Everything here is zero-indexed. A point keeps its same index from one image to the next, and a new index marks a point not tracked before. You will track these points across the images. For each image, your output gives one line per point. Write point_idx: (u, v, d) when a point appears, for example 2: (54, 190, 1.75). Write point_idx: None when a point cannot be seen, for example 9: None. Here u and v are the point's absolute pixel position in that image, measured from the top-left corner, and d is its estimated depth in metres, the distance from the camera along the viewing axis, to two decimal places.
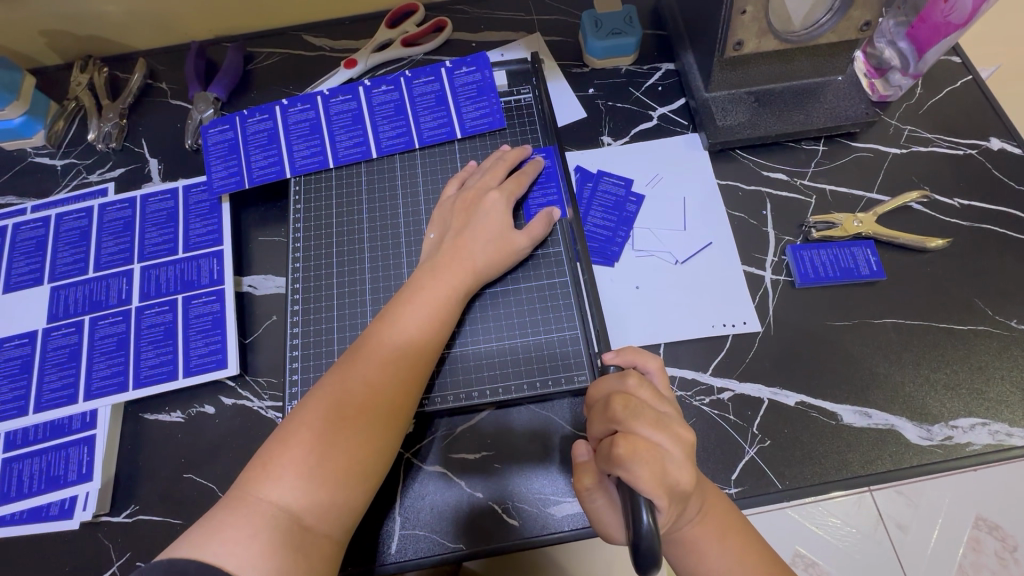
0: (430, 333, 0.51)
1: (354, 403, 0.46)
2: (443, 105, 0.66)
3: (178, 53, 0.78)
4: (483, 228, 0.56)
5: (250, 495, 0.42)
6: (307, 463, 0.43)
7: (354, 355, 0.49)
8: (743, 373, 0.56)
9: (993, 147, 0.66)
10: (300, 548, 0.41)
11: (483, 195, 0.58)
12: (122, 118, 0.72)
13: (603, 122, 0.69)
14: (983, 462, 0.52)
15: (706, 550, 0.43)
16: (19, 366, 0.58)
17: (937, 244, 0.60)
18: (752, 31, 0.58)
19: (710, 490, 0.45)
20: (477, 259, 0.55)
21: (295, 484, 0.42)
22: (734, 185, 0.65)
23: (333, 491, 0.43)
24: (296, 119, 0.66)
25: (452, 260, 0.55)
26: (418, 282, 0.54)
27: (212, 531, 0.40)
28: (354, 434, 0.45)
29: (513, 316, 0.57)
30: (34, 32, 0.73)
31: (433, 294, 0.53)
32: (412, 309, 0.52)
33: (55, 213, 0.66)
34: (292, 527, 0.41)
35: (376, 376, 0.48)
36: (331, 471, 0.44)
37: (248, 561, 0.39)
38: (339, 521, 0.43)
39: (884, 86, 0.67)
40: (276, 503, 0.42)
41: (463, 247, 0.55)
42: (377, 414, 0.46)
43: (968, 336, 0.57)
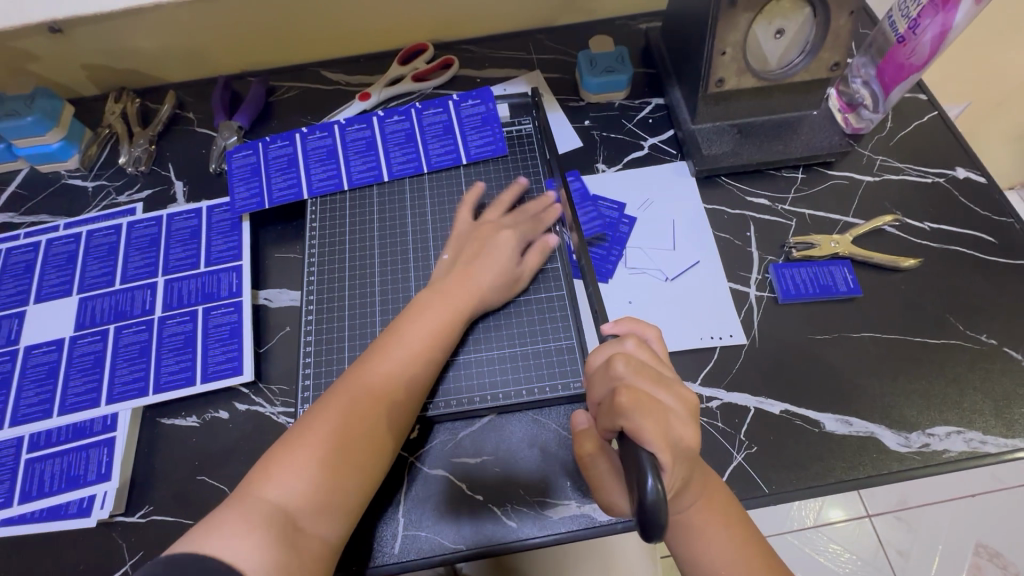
0: (430, 353, 0.55)
1: (358, 413, 0.50)
2: (450, 134, 0.71)
3: (206, 86, 0.84)
4: (494, 260, 0.60)
5: (250, 493, 0.45)
6: (309, 467, 0.46)
7: (359, 367, 0.53)
8: (729, 383, 0.60)
9: (958, 176, 0.71)
10: (294, 547, 0.43)
11: (496, 232, 0.62)
12: (152, 143, 0.78)
13: (597, 151, 0.75)
14: (959, 468, 0.54)
15: (706, 536, 0.44)
16: (45, 372, 0.61)
17: (909, 264, 0.64)
18: (732, 69, 0.64)
19: (712, 477, 0.46)
20: (482, 288, 0.59)
21: (294, 486, 0.45)
22: (719, 209, 0.70)
23: (330, 495, 0.46)
24: (315, 145, 0.72)
25: (459, 286, 0.58)
26: (421, 303, 0.57)
27: (212, 526, 0.42)
28: (355, 443, 0.48)
29: (519, 331, 0.61)
30: (75, 65, 0.79)
31: (436, 316, 0.56)
32: (416, 328, 0.55)
33: (86, 229, 0.70)
34: (286, 526, 0.43)
35: (378, 390, 0.51)
36: (331, 476, 0.47)
37: (246, 552, 0.41)
38: (333, 525, 0.46)
39: (856, 120, 0.72)
40: (275, 502, 0.44)
41: (470, 274, 0.59)
42: (377, 425, 0.50)
43: (940, 349, 0.60)
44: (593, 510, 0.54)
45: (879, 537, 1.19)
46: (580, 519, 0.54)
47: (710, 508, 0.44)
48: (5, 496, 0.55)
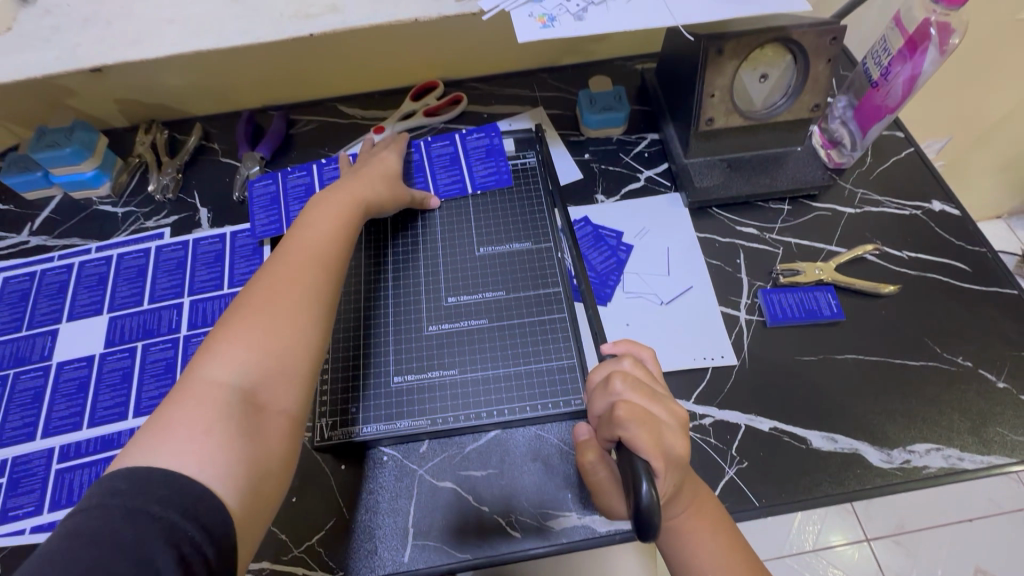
0: (337, 235, 0.58)
1: (282, 288, 0.51)
2: (457, 167, 0.77)
3: (230, 119, 0.90)
4: (377, 171, 0.69)
5: (192, 387, 0.44)
6: (244, 346, 0.47)
7: (271, 261, 0.54)
8: (722, 401, 0.63)
9: (934, 209, 0.76)
10: (251, 425, 0.44)
11: (376, 156, 0.72)
12: (179, 172, 0.83)
13: (597, 183, 0.80)
14: (939, 483, 0.58)
15: (697, 543, 0.47)
16: (76, 387, 0.65)
17: (888, 290, 0.68)
18: (721, 110, 0.70)
19: (701, 489, 0.49)
20: (376, 192, 0.66)
21: (233, 366, 0.46)
22: (711, 238, 0.75)
23: (276, 366, 0.47)
24: (331, 175, 0.76)
25: (353, 186, 0.65)
26: (321, 201, 0.62)
27: (161, 433, 0.41)
28: (284, 316, 0.49)
29: (496, 340, 0.65)
30: (111, 100, 0.85)
31: (330, 205, 0.62)
32: (317, 220, 0.59)
33: (117, 252, 0.75)
34: (247, 404, 0.45)
35: (293, 271, 0.53)
36: (272, 349, 0.48)
37: (206, 456, 0.41)
38: (290, 396, 0.47)
39: (838, 155, 0.78)
40: (219, 385, 0.45)
41: (365, 176, 0.67)
42: (306, 299, 0.51)
43: (919, 370, 0.64)
44: (594, 521, 0.57)
45: (879, 561, 1.20)
46: (581, 530, 0.57)
47: (701, 517, 0.48)
48: (35, 504, 0.58)
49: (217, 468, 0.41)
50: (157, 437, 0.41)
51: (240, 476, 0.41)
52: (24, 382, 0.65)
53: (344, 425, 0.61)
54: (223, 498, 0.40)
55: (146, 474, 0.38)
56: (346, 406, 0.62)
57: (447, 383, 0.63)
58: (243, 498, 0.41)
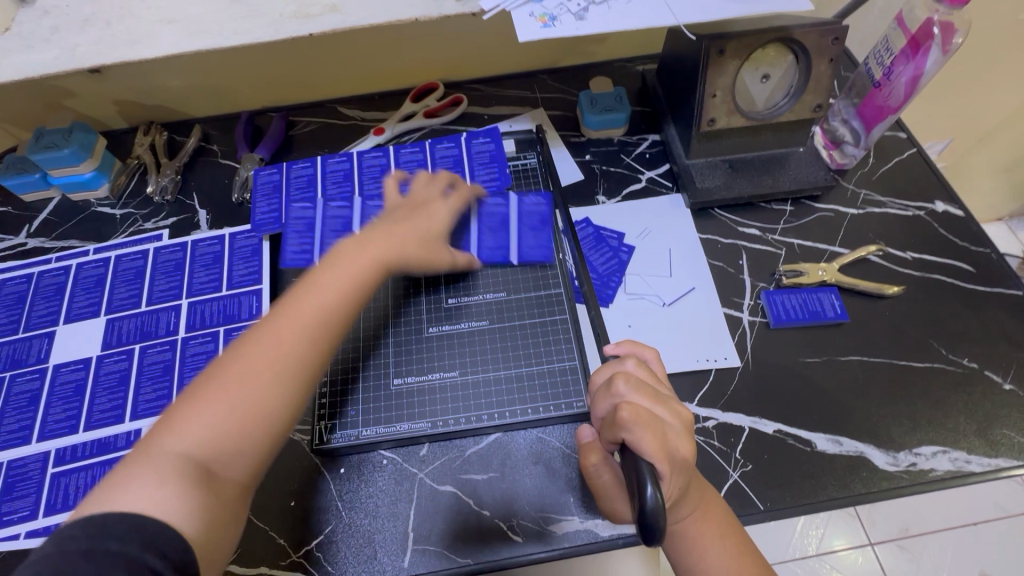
0: (341, 299, 0.51)
1: (263, 352, 0.47)
2: (501, 224, 0.70)
3: (230, 120, 0.90)
4: (417, 226, 0.60)
5: (151, 443, 0.42)
6: (212, 416, 0.44)
7: (272, 318, 0.49)
8: (725, 403, 0.62)
9: (938, 209, 0.75)
10: (203, 491, 0.41)
11: (427, 204, 0.63)
12: (178, 173, 0.83)
13: (598, 184, 0.79)
14: (945, 486, 0.57)
15: (703, 546, 0.46)
16: (72, 390, 0.64)
17: (893, 291, 0.68)
18: (722, 110, 0.69)
19: (709, 492, 0.49)
20: (403, 247, 0.57)
21: (197, 430, 0.43)
22: (714, 239, 0.74)
23: (239, 435, 0.44)
24: (334, 213, 0.72)
25: (379, 239, 0.56)
26: (342, 252, 0.55)
27: (115, 487, 0.40)
28: (257, 393, 0.45)
29: (491, 348, 0.64)
30: (110, 101, 0.85)
31: (355, 259, 0.54)
32: (331, 274, 0.52)
33: (115, 254, 0.74)
34: (201, 473, 0.42)
35: (279, 340, 0.48)
36: (238, 418, 0.45)
37: (164, 506, 0.39)
38: (245, 466, 0.45)
39: (841, 156, 0.77)
40: (175, 449, 0.42)
41: (396, 228, 0.58)
42: (287, 371, 0.47)
43: (924, 372, 0.63)
44: (596, 525, 0.56)
45: (883, 566, 1.19)
46: (583, 535, 0.56)
47: (706, 520, 0.47)
48: (30, 508, 0.57)
49: (168, 520, 0.39)
50: (115, 491, 0.39)
51: (192, 534, 0.39)
52: (19, 385, 0.65)
53: (344, 427, 0.61)
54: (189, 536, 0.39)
55: (103, 520, 0.36)
56: (346, 408, 0.62)
57: (447, 386, 0.63)
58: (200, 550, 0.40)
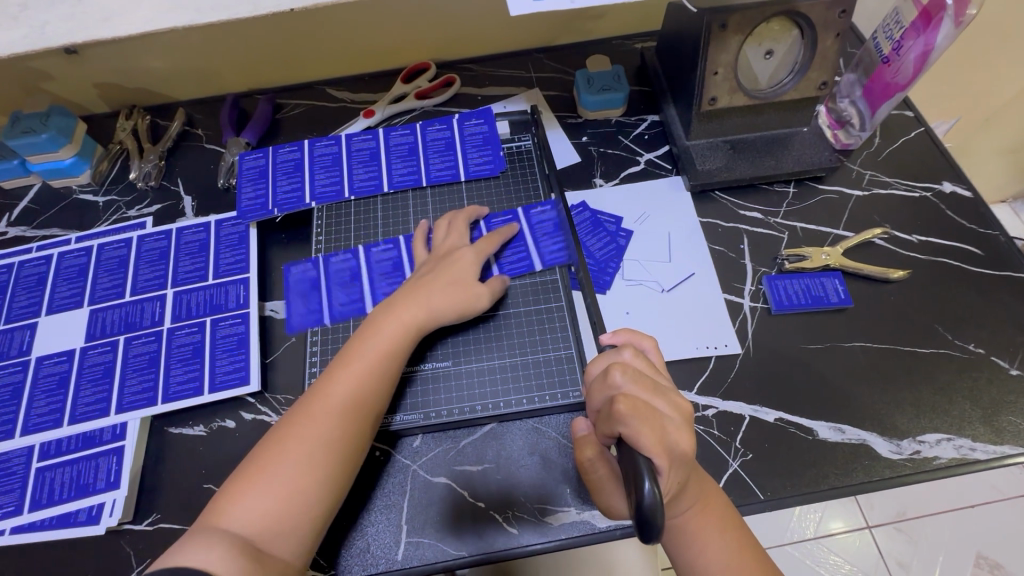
0: (373, 380, 0.55)
1: (300, 437, 0.51)
2: (522, 242, 0.67)
3: (214, 103, 0.87)
4: (442, 278, 0.60)
5: (208, 526, 0.47)
6: (261, 500, 0.48)
7: (307, 402, 0.53)
8: (725, 392, 0.61)
9: (945, 190, 0.73)
10: (254, 571, 0.45)
11: (449, 253, 0.63)
12: (162, 159, 0.80)
13: (595, 166, 0.77)
14: (949, 475, 0.56)
15: (702, 539, 0.45)
16: (55, 382, 0.63)
17: (898, 275, 0.66)
18: (724, 88, 0.66)
19: (709, 484, 0.47)
20: (430, 309, 0.59)
21: (248, 514, 0.47)
22: (714, 223, 0.72)
23: (285, 518, 0.48)
24: (379, 258, 0.68)
25: (405, 307, 0.59)
26: (372, 322, 0.58)
27: (182, 548, 0.45)
28: (298, 477, 0.49)
29: (495, 338, 0.63)
30: (89, 84, 0.82)
31: (383, 335, 0.57)
32: (361, 354, 0.56)
33: (97, 243, 0.72)
34: (249, 547, 0.46)
35: (319, 422, 0.52)
36: (284, 502, 0.48)
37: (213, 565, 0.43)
38: (294, 545, 0.48)
39: (845, 137, 0.74)
40: (230, 533, 0.46)
41: (424, 289, 0.60)
42: (320, 453, 0.51)
43: (929, 358, 0.62)
44: (593, 516, 0.55)
45: (880, 548, 1.19)
46: (580, 526, 0.55)
47: (706, 513, 0.46)
48: (15, 504, 0.56)
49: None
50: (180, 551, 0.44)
51: None
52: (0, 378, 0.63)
53: None
54: None
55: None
56: None
57: (448, 374, 0.61)
58: None
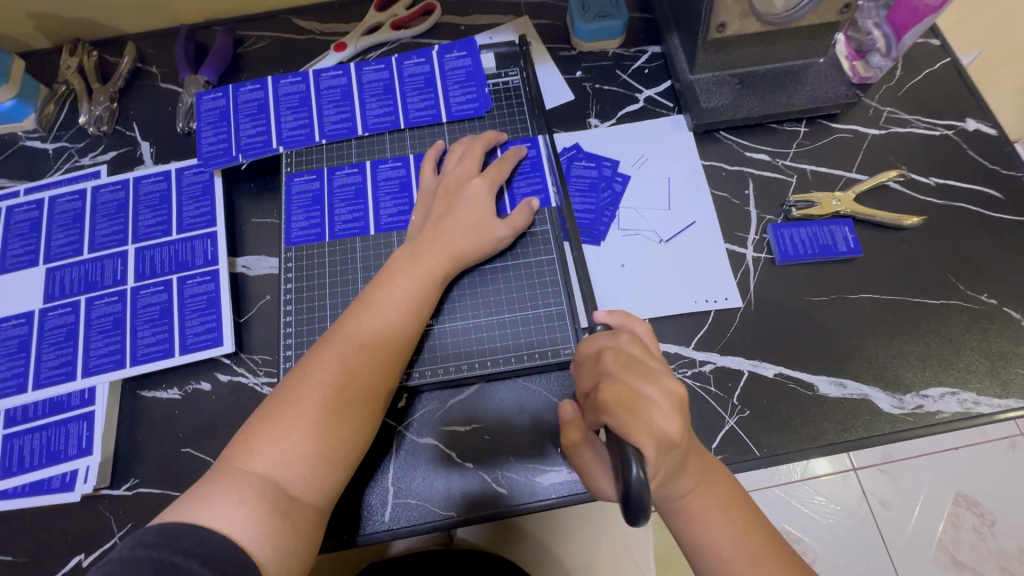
0: (404, 318, 0.53)
1: (324, 379, 0.48)
2: (539, 172, 0.62)
3: (168, 36, 0.78)
4: (467, 213, 0.57)
5: (234, 467, 0.45)
6: (292, 442, 0.46)
7: (334, 337, 0.51)
8: (724, 347, 0.58)
9: (968, 128, 0.68)
10: (288, 516, 0.44)
11: (466, 181, 0.59)
12: (113, 101, 0.73)
13: (590, 104, 0.70)
14: (951, 429, 0.54)
15: (705, 522, 0.45)
16: (16, 346, 0.59)
17: (912, 222, 0.61)
18: (735, 12, 0.59)
19: (708, 465, 0.47)
20: (457, 245, 0.56)
21: (280, 456, 0.45)
22: (718, 166, 0.67)
23: (313, 465, 0.46)
24: (387, 176, 0.64)
25: (433, 244, 0.56)
26: (395, 264, 0.55)
27: (199, 500, 0.43)
28: (332, 418, 0.47)
29: (501, 293, 0.59)
30: (22, 15, 0.73)
31: (411, 273, 0.54)
32: (389, 291, 0.53)
33: (48, 195, 0.66)
34: (277, 494, 0.44)
35: (348, 365, 0.49)
36: (311, 448, 0.46)
37: (240, 522, 0.42)
38: (323, 491, 0.46)
39: (864, 69, 0.67)
40: (261, 475, 0.44)
41: (446, 227, 0.56)
42: (348, 401, 0.48)
43: (939, 309, 0.59)
44: None
45: None
46: (569, 486, 0.54)
47: (707, 495, 0.46)
48: None
49: (250, 545, 0.41)
50: (198, 502, 0.42)
51: (265, 558, 0.41)
52: None
53: None
54: (260, 558, 0.41)
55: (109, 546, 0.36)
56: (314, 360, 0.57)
57: (457, 333, 0.57)
58: (272, 560, 0.42)
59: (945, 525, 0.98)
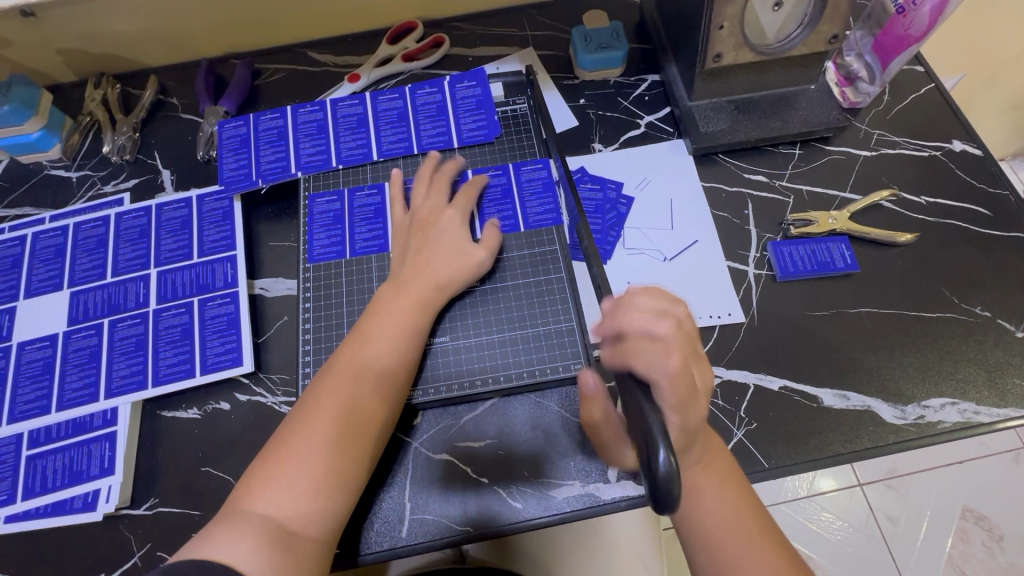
0: (393, 347, 0.54)
1: (315, 416, 0.50)
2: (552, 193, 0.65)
3: (188, 69, 0.81)
4: (443, 244, 0.60)
5: (240, 508, 0.45)
6: (288, 480, 0.47)
7: (325, 376, 0.53)
8: (729, 361, 0.60)
9: (955, 149, 0.71)
10: (289, 550, 0.44)
11: (439, 214, 0.62)
12: (136, 130, 0.76)
13: (594, 130, 0.74)
14: (953, 438, 0.56)
15: (703, 494, 0.46)
16: (41, 368, 0.61)
17: (906, 239, 0.64)
18: (730, 44, 0.63)
19: (713, 442, 0.49)
20: (438, 274, 0.58)
21: (279, 494, 0.46)
22: (718, 187, 0.69)
23: (314, 498, 0.47)
24: None
25: (415, 277, 0.58)
26: (382, 299, 0.57)
27: (206, 539, 0.44)
28: (324, 451, 0.48)
29: (485, 319, 0.60)
30: (51, 51, 0.76)
31: (393, 306, 0.56)
32: (376, 324, 0.55)
33: (73, 222, 0.69)
34: (278, 528, 0.44)
35: (337, 398, 0.51)
36: (309, 483, 0.47)
37: (244, 559, 0.42)
38: (324, 523, 0.47)
39: (853, 95, 0.70)
40: (263, 512, 0.45)
41: (424, 259, 0.59)
42: (341, 433, 0.49)
43: (936, 322, 0.61)
44: (597, 488, 0.55)
45: None
46: (583, 499, 0.55)
47: (709, 470, 0.47)
48: (8, 492, 0.55)
49: None
50: (205, 542, 0.43)
51: None
52: None
53: None
54: None
55: None
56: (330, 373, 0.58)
57: (446, 360, 0.59)
58: None
59: (953, 542, 1.02)
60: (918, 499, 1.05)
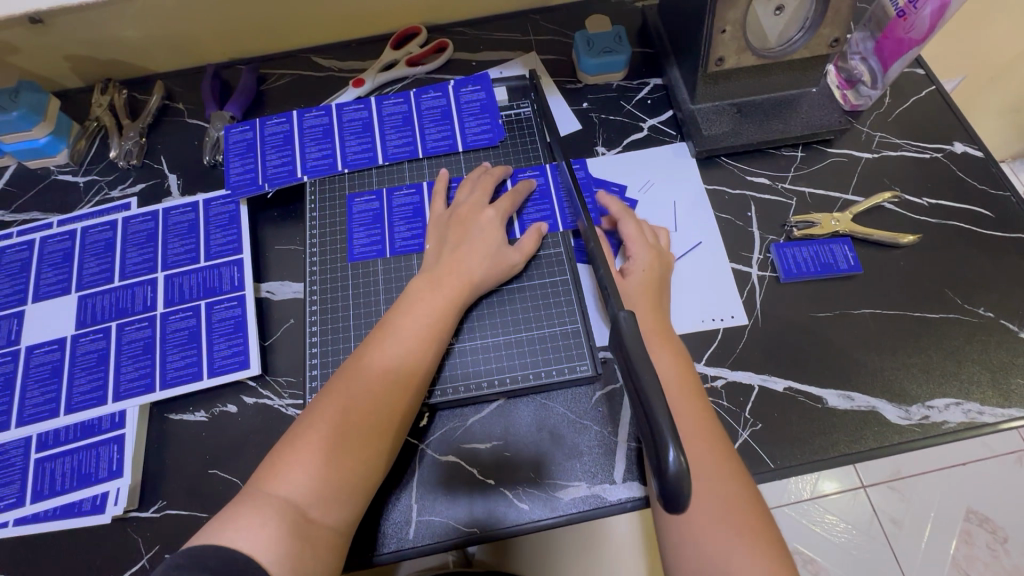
0: (425, 344, 0.55)
1: (350, 401, 0.50)
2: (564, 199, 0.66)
3: (193, 74, 0.82)
4: (481, 242, 0.60)
5: (262, 491, 0.46)
6: (314, 466, 0.47)
7: (358, 365, 0.53)
8: (734, 362, 0.60)
9: (956, 150, 0.71)
10: (307, 540, 0.44)
11: (478, 212, 0.62)
12: (142, 135, 0.76)
13: (597, 134, 0.74)
14: (958, 438, 0.56)
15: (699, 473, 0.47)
16: (49, 371, 0.61)
17: (908, 240, 0.64)
18: (732, 48, 0.63)
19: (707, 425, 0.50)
20: (471, 272, 0.58)
21: (303, 481, 0.46)
22: (721, 190, 0.70)
23: (335, 488, 0.47)
24: (401, 203, 0.67)
25: (449, 274, 0.58)
26: (415, 290, 0.58)
27: (227, 520, 0.44)
28: (352, 441, 0.49)
29: (515, 316, 0.61)
30: (58, 57, 0.77)
31: (433, 302, 0.56)
32: (410, 318, 0.55)
33: (81, 226, 0.69)
34: (297, 517, 0.45)
35: (371, 389, 0.51)
36: (333, 472, 0.47)
37: (265, 544, 0.43)
38: (342, 514, 0.47)
39: (854, 97, 0.71)
40: (285, 498, 0.46)
41: (458, 255, 0.59)
42: (371, 425, 0.50)
43: (939, 323, 0.61)
44: (603, 490, 0.55)
45: None
46: (590, 500, 0.55)
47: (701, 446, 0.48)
48: (17, 495, 0.55)
49: (271, 567, 0.42)
50: (226, 523, 0.44)
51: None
52: None
53: None
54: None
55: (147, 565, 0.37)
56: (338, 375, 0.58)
57: (473, 354, 0.59)
58: None
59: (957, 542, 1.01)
60: (921, 500, 1.06)
